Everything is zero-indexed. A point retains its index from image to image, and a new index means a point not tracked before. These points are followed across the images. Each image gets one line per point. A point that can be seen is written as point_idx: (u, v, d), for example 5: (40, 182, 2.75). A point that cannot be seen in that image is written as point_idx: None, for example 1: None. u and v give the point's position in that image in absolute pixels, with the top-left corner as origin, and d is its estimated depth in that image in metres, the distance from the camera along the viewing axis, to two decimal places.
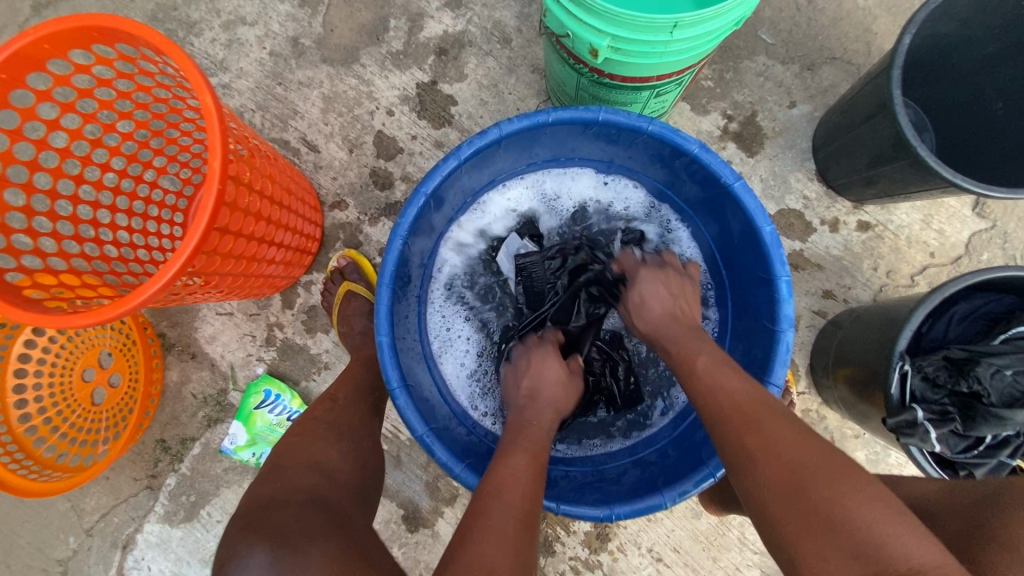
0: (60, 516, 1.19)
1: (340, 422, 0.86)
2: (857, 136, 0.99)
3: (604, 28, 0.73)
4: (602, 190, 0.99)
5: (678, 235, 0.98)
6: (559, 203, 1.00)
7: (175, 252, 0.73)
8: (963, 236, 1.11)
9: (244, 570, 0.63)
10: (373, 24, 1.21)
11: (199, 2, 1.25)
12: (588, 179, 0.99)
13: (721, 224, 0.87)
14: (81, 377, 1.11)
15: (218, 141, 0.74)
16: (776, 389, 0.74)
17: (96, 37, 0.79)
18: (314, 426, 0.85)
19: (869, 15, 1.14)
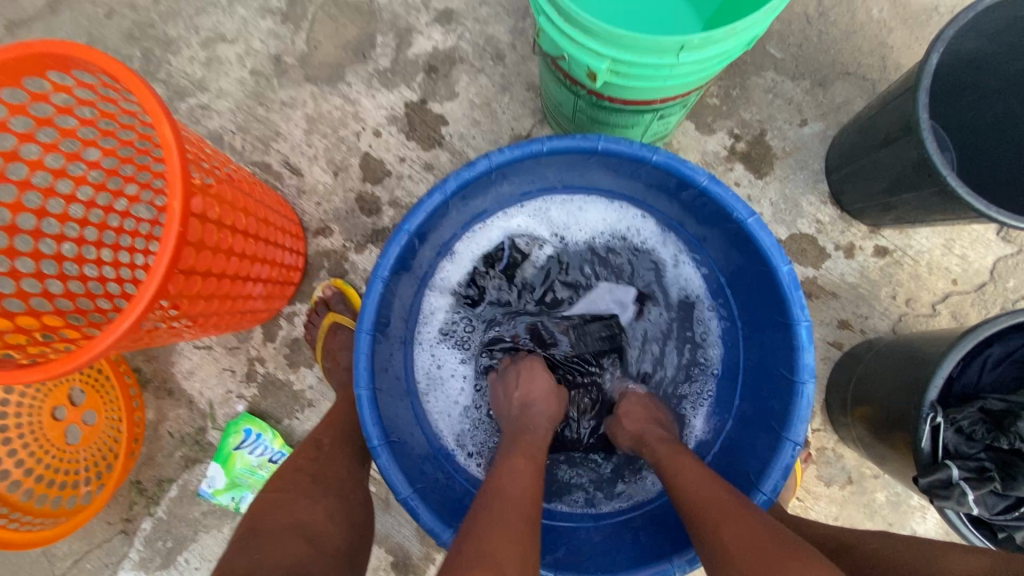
0: (30, 563, 1.12)
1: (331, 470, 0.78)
2: (874, 159, 0.93)
3: (604, 50, 0.67)
4: (603, 220, 0.93)
5: (682, 271, 0.92)
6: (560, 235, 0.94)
7: (134, 298, 0.67)
8: (988, 261, 1.04)
9: None
10: (359, 40, 1.15)
11: (177, 19, 1.19)
12: (588, 209, 0.92)
13: (733, 259, 0.81)
14: (52, 416, 1.06)
15: (179, 178, 0.68)
16: (795, 447, 0.68)
17: (50, 64, 0.73)
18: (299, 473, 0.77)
19: (884, 27, 1.07)
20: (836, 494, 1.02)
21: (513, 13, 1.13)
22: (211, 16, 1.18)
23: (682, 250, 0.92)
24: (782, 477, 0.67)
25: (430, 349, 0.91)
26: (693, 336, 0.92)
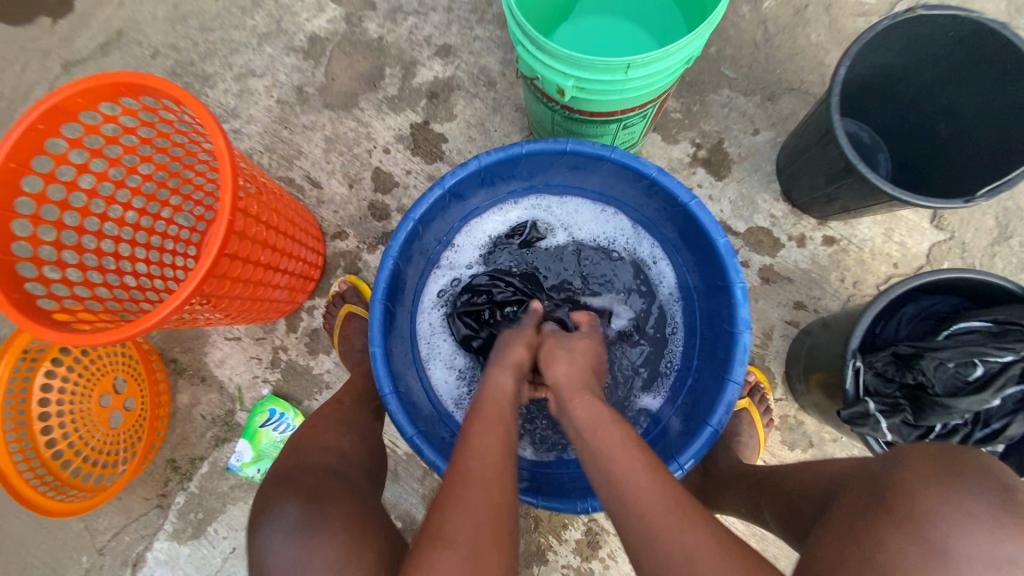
0: (73, 536, 1.25)
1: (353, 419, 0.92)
2: (811, 158, 1.08)
3: (568, 71, 0.83)
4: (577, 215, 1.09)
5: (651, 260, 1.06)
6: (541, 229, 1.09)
7: (190, 274, 0.82)
8: (924, 247, 1.18)
9: (276, 522, 0.70)
10: (370, 72, 1.33)
11: (213, 58, 1.38)
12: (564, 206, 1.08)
13: (689, 244, 0.95)
14: (99, 404, 1.17)
15: (229, 177, 0.84)
16: (736, 386, 0.82)
17: (123, 91, 0.90)
18: (328, 419, 0.91)
19: (821, 50, 1.24)
20: (797, 456, 1.14)
21: (502, 46, 1.32)
22: (243, 54, 1.38)
23: (653, 243, 1.06)
24: (725, 411, 0.82)
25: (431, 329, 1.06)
26: (662, 317, 1.06)
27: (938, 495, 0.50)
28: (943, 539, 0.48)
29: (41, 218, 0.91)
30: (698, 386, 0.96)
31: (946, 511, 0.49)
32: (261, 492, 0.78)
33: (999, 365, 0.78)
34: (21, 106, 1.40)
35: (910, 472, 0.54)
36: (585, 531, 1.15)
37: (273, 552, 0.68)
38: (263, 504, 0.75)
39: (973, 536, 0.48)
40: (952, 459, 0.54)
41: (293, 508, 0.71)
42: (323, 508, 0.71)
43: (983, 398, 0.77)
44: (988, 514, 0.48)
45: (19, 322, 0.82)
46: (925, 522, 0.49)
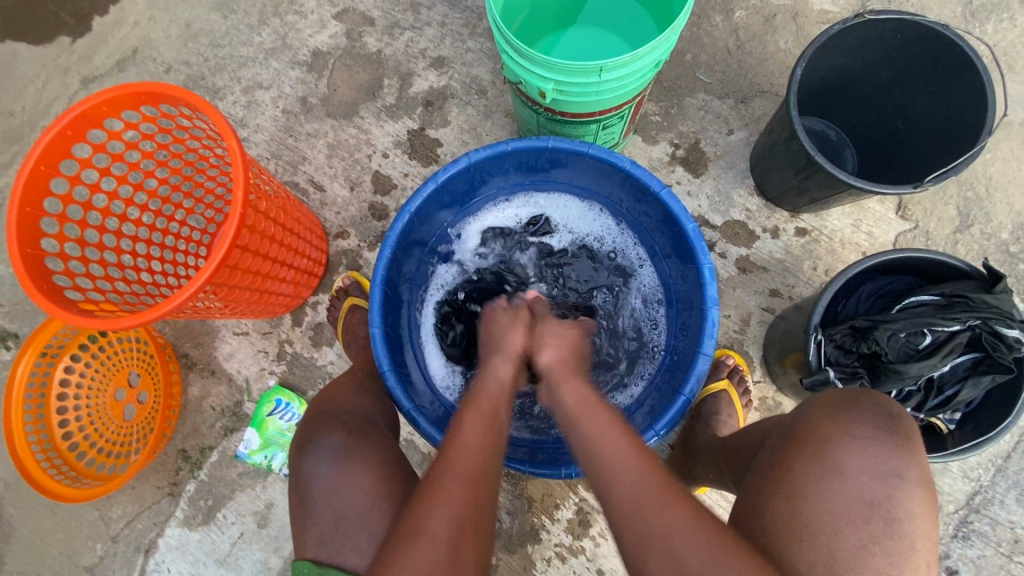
0: (88, 525, 1.30)
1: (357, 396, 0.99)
2: (777, 154, 1.17)
3: (547, 74, 0.92)
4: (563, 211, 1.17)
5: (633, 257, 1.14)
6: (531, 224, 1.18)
7: (205, 264, 0.89)
8: (891, 236, 1.26)
9: (320, 451, 0.83)
10: (370, 83, 1.43)
11: (222, 72, 1.48)
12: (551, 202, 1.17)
13: (665, 237, 1.02)
14: (114, 397, 1.24)
15: (241, 175, 0.92)
16: (706, 358, 0.88)
17: (145, 100, 0.98)
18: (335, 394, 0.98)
19: (789, 55, 1.33)
20: None
21: (493, 57, 1.41)
22: (251, 68, 1.47)
23: (634, 239, 1.13)
24: (697, 382, 0.89)
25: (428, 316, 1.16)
26: (643, 309, 1.13)
27: (833, 426, 0.70)
28: (837, 460, 0.67)
29: (66, 217, 0.99)
30: (671, 369, 1.03)
31: (841, 437, 0.68)
32: (301, 431, 0.90)
33: (946, 334, 0.85)
34: (41, 119, 1.49)
35: (817, 411, 0.73)
36: (577, 511, 1.20)
37: (317, 475, 0.82)
38: (308, 436, 0.86)
39: (860, 453, 0.66)
40: (853, 397, 0.74)
41: (335, 438, 0.84)
42: (362, 441, 0.85)
43: (933, 363, 0.84)
44: (872, 435, 0.67)
45: (46, 309, 0.90)
46: (826, 447, 0.68)
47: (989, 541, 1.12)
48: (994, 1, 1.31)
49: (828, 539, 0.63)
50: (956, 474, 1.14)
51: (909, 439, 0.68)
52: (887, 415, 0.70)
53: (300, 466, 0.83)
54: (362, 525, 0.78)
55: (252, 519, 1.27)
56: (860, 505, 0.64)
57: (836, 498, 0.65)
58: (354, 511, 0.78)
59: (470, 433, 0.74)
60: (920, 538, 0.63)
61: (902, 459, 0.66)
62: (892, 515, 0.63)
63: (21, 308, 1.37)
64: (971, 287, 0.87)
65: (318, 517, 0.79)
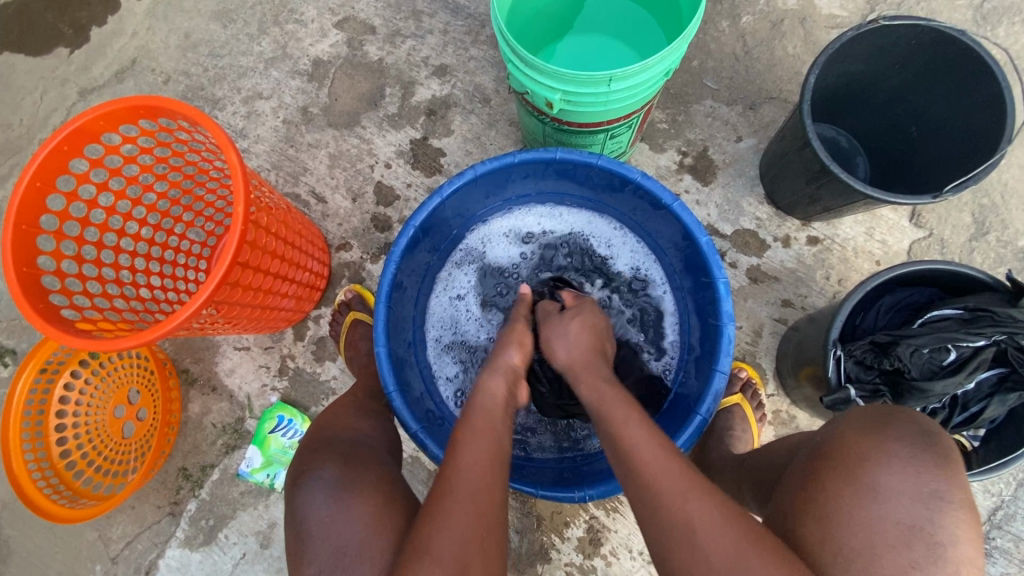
0: (88, 546, 1.28)
1: (362, 414, 0.97)
2: (790, 162, 1.14)
3: (555, 85, 0.89)
4: (574, 220, 1.15)
5: (639, 269, 1.12)
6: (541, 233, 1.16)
7: (204, 282, 0.86)
8: (905, 245, 1.23)
9: (317, 480, 0.80)
10: (371, 92, 1.40)
11: (222, 82, 1.46)
12: (561, 211, 1.15)
13: (677, 251, 0.99)
14: (113, 414, 1.22)
15: (242, 189, 0.89)
16: (722, 376, 0.85)
17: (142, 114, 0.96)
18: (339, 413, 0.95)
19: (798, 60, 1.31)
20: None
21: (496, 65, 1.39)
22: (251, 78, 1.45)
23: (643, 251, 1.11)
24: (713, 402, 0.85)
25: (436, 329, 1.14)
26: (653, 322, 1.10)
27: (868, 444, 0.66)
28: (872, 479, 0.63)
29: (63, 234, 0.97)
30: (683, 390, 1.00)
31: (876, 457, 0.64)
32: (296, 463, 0.87)
33: (971, 349, 0.82)
34: (39, 131, 1.47)
35: (848, 426, 0.69)
36: (587, 529, 1.17)
37: (314, 508, 0.78)
38: (303, 467, 0.84)
39: (895, 474, 0.63)
40: (885, 415, 0.69)
41: (330, 469, 0.81)
42: (358, 470, 0.82)
43: (959, 380, 0.81)
44: (910, 455, 0.64)
45: (40, 330, 0.87)
46: (860, 468, 0.64)
47: (1013, 559, 1.09)
48: (1006, 4, 1.29)
49: (866, 564, 0.59)
50: (977, 489, 1.11)
51: (947, 458, 0.64)
52: (923, 433, 0.66)
53: (293, 499, 0.81)
54: (363, 555, 0.71)
55: (255, 539, 1.25)
56: (899, 528, 0.60)
57: (874, 521, 0.61)
58: (351, 546, 0.72)
59: (470, 453, 0.71)
60: (965, 564, 0.59)
61: (942, 479, 0.62)
62: (936, 539, 0.59)
63: (18, 324, 1.34)
64: (993, 300, 0.83)
65: (315, 554, 0.74)
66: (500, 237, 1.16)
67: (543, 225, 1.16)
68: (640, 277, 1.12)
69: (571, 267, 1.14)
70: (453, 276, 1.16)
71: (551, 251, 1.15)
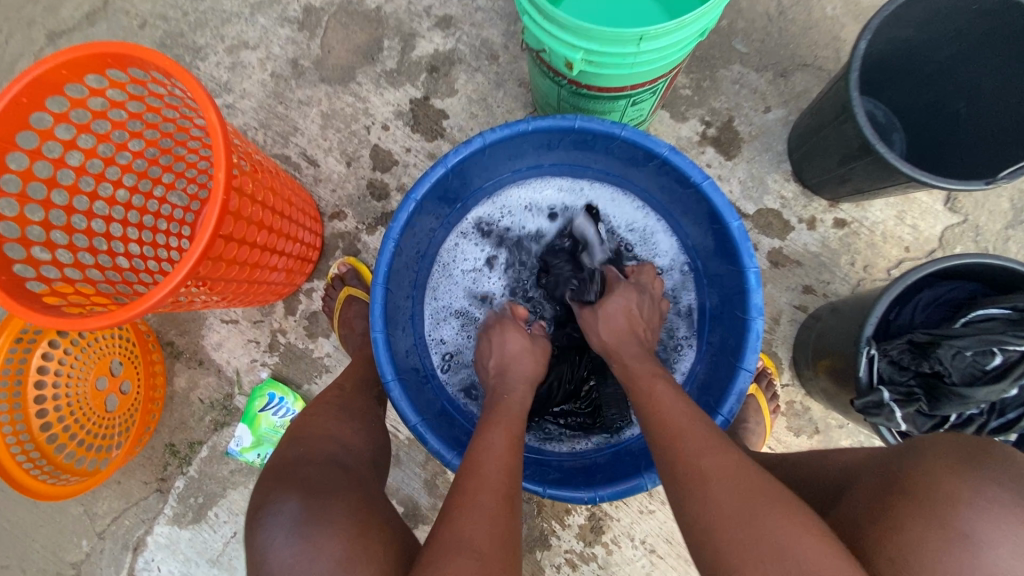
0: (73, 520, 1.24)
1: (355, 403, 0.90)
2: (825, 138, 1.04)
3: (577, 42, 0.79)
4: (595, 196, 1.07)
5: (658, 248, 1.04)
6: (557, 208, 1.08)
7: (184, 256, 0.78)
8: (937, 230, 1.15)
9: (278, 514, 0.68)
10: (368, 44, 1.28)
11: (204, 29, 1.33)
12: (582, 186, 1.07)
13: (703, 233, 0.91)
14: (95, 386, 1.14)
15: (223, 154, 0.80)
16: (748, 374, 0.78)
17: (110, 63, 0.85)
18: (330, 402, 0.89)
19: (837, 23, 1.19)
20: (803, 442, 1.13)
21: (506, 17, 1.26)
22: (235, 25, 1.32)
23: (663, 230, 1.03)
24: (736, 401, 0.79)
25: (440, 304, 1.08)
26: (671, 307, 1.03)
27: (959, 482, 0.53)
28: (966, 526, 0.51)
29: (28, 198, 0.87)
30: (705, 385, 0.94)
31: (970, 499, 0.52)
32: (257, 491, 0.75)
33: (1018, 354, 0.74)
34: (6, 78, 1.34)
35: (931, 457, 0.57)
36: (589, 517, 1.14)
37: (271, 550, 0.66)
38: (261, 500, 0.72)
39: (995, 523, 0.50)
40: (978, 450, 0.56)
41: (292, 501, 0.69)
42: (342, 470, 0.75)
43: (1002, 389, 0.74)
44: (1012, 502, 0.51)
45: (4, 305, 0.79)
46: (952, 512, 0.52)
47: None
48: None
49: None
50: None
51: None
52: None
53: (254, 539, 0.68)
54: None
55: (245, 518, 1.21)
56: None
57: None
58: None
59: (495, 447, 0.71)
60: None
61: None
62: None
63: None
64: None
65: None
66: (510, 209, 1.08)
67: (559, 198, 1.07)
68: (658, 258, 1.04)
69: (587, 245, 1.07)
70: (462, 250, 1.09)
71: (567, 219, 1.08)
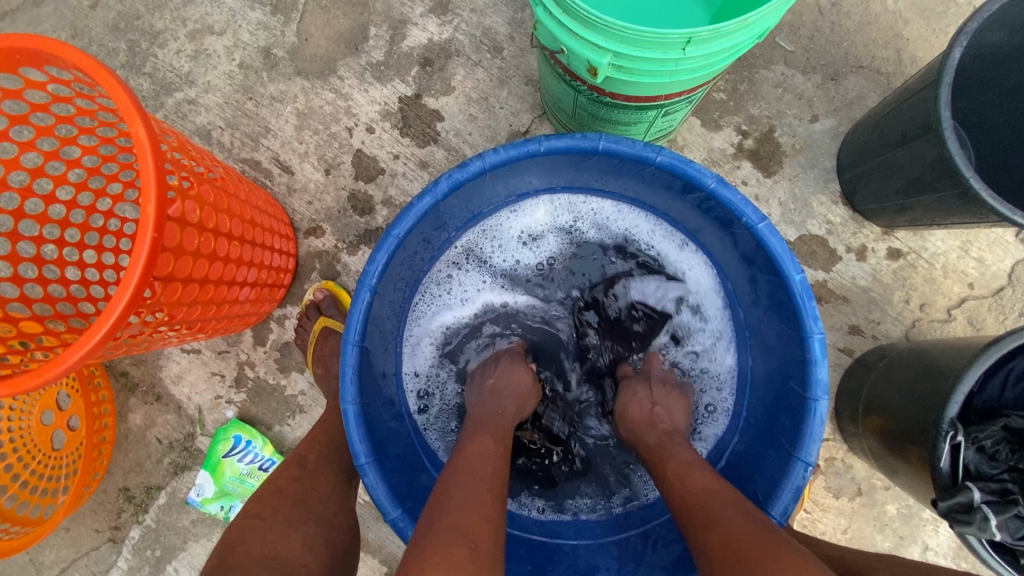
0: (17, 571, 1.10)
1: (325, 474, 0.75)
2: (892, 158, 0.87)
3: (604, 44, 0.62)
4: (620, 221, 0.91)
5: (693, 287, 0.90)
6: (575, 233, 0.92)
7: (106, 310, 0.62)
8: (1006, 265, 1.00)
9: None
10: (351, 32, 1.10)
11: (163, 10, 1.15)
12: (603, 208, 0.91)
13: (753, 278, 0.77)
14: (41, 421, 1.00)
15: (153, 179, 0.64)
16: (807, 469, 0.66)
17: (20, 60, 0.68)
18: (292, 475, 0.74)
19: (899, 18, 1.02)
20: (843, 505, 0.99)
21: (512, 3, 1.08)
22: (199, 6, 1.14)
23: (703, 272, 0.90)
24: (793, 499, 0.66)
25: (430, 340, 0.92)
26: (706, 358, 0.90)
27: None
28: None
29: None
30: (748, 455, 0.81)
31: None
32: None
33: None
34: None
35: None
36: None
37: None
38: None
39: None
40: None
41: None
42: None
43: None
44: None
45: None
46: None
47: None
48: None
49: None
50: None
51: None
52: None
53: None
54: None
55: None
56: None
57: None
58: None
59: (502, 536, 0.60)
60: None
61: None
62: None
63: None
64: None
65: None
66: (517, 231, 0.92)
67: (575, 222, 0.92)
68: (693, 298, 0.90)
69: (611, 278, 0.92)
70: (458, 274, 0.93)
71: (655, 293, 0.91)
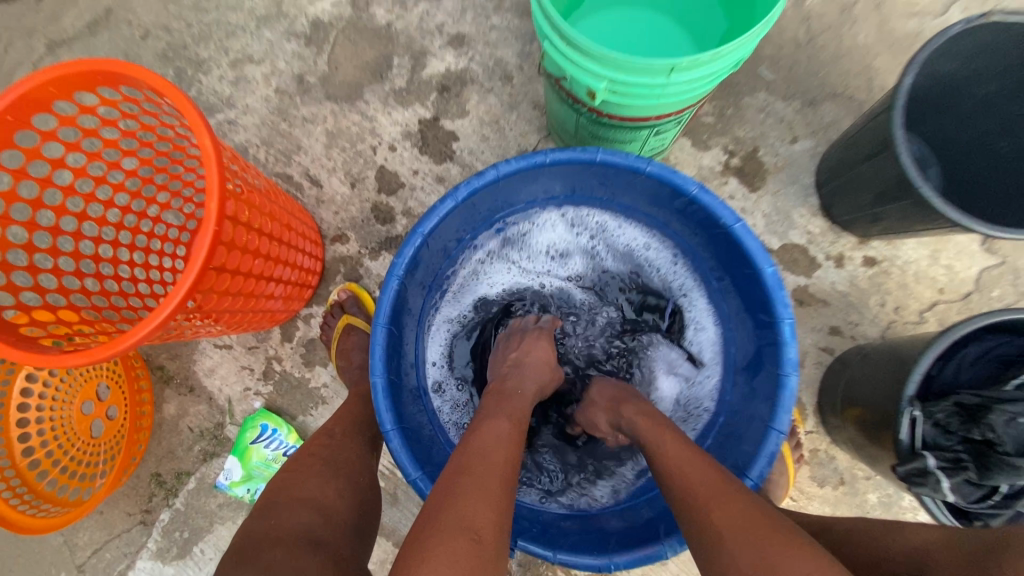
0: (53, 551, 1.18)
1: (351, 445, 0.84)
2: (860, 173, 0.98)
3: (601, 71, 0.73)
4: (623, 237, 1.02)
5: (687, 305, 1.00)
6: (583, 246, 1.03)
7: (171, 291, 0.72)
8: (973, 272, 1.08)
9: None
10: (377, 61, 1.23)
11: (208, 41, 1.28)
12: (606, 222, 1.01)
13: (736, 285, 0.87)
14: (81, 411, 1.07)
15: (215, 181, 0.74)
16: (780, 437, 0.74)
17: (101, 81, 0.80)
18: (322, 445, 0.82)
19: (869, 52, 1.13)
20: (827, 493, 1.06)
21: (521, 37, 1.21)
22: (240, 38, 1.27)
23: (697, 293, 1.00)
24: (767, 464, 0.75)
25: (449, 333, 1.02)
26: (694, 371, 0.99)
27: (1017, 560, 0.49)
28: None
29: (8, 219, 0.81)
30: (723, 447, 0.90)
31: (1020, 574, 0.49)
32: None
33: None
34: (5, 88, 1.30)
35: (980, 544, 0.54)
36: None
37: None
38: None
39: None
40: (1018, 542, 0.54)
41: None
42: (332, 526, 0.69)
43: None
44: None
45: None
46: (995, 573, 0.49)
47: None
48: None
49: None
50: None
51: None
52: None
53: None
54: None
55: None
56: None
57: None
58: None
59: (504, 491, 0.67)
60: None
61: None
62: None
63: None
64: None
65: None
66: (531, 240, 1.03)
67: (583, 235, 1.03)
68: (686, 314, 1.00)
69: (615, 289, 1.03)
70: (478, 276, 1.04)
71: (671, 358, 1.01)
